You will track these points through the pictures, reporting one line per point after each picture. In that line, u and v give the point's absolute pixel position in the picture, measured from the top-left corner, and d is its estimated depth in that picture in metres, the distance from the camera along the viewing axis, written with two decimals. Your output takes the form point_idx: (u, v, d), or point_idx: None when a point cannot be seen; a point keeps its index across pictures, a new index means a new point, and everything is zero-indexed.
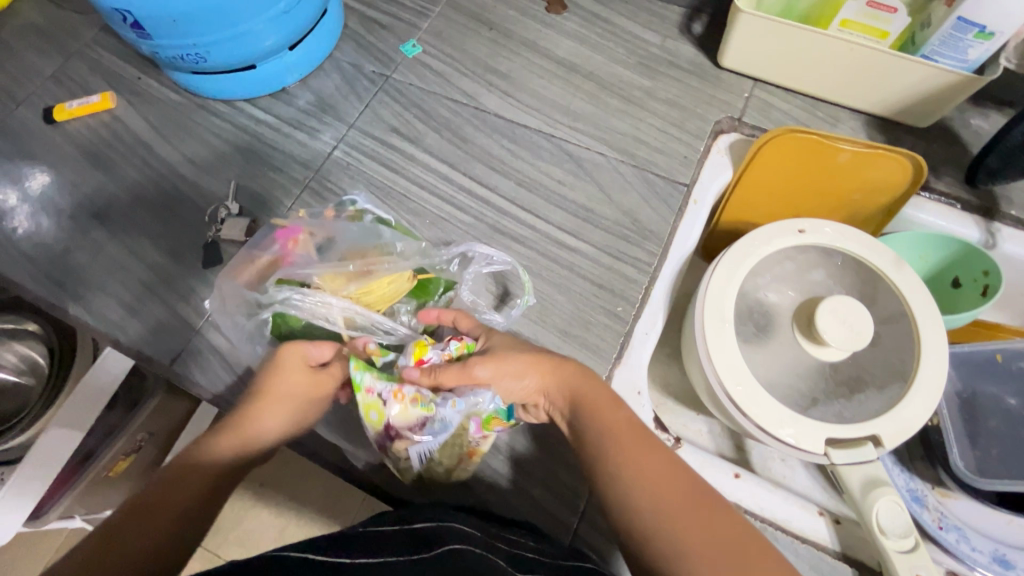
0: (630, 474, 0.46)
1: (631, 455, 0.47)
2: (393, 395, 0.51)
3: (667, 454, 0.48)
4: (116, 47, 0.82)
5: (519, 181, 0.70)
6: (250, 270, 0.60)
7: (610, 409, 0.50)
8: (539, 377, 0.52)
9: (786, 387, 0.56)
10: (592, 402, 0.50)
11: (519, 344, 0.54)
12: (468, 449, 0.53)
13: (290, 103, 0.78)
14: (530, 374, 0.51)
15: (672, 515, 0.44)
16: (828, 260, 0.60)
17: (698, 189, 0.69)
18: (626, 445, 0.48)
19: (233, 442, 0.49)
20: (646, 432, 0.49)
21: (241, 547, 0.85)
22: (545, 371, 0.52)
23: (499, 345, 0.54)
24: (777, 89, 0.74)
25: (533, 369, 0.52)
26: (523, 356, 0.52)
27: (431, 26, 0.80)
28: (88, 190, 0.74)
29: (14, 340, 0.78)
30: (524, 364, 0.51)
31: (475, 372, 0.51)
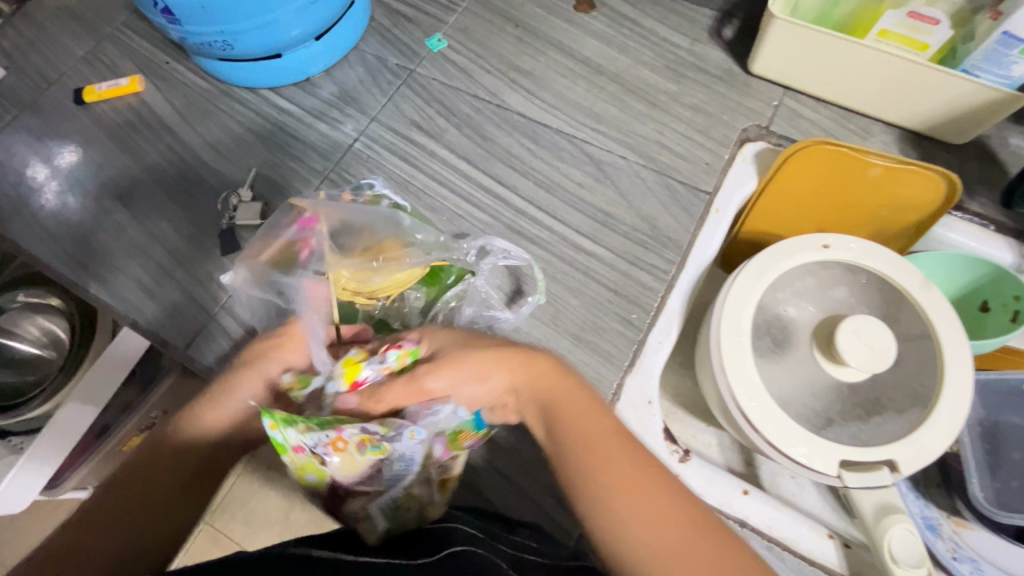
0: (620, 497, 0.42)
1: (625, 477, 0.43)
2: (331, 450, 0.44)
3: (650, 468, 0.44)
4: (146, 31, 0.83)
5: (538, 182, 0.69)
6: (269, 251, 0.57)
7: (598, 423, 0.46)
8: (508, 375, 0.46)
9: (801, 406, 0.55)
10: (571, 415, 0.46)
11: (475, 342, 0.48)
12: (443, 467, 0.52)
13: (313, 94, 0.78)
14: (495, 375, 0.46)
15: (661, 541, 0.41)
16: (852, 277, 0.58)
17: (721, 197, 0.67)
18: (606, 461, 0.44)
19: (208, 422, 0.49)
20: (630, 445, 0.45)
21: (246, 525, 0.84)
22: (513, 369, 0.46)
23: (449, 346, 0.47)
24: (808, 98, 0.72)
25: (498, 372, 0.46)
26: (487, 354, 0.46)
27: (457, 20, 0.80)
28: (113, 171, 0.75)
29: (35, 313, 0.70)
30: (486, 367, 0.46)
31: (425, 384, 0.45)
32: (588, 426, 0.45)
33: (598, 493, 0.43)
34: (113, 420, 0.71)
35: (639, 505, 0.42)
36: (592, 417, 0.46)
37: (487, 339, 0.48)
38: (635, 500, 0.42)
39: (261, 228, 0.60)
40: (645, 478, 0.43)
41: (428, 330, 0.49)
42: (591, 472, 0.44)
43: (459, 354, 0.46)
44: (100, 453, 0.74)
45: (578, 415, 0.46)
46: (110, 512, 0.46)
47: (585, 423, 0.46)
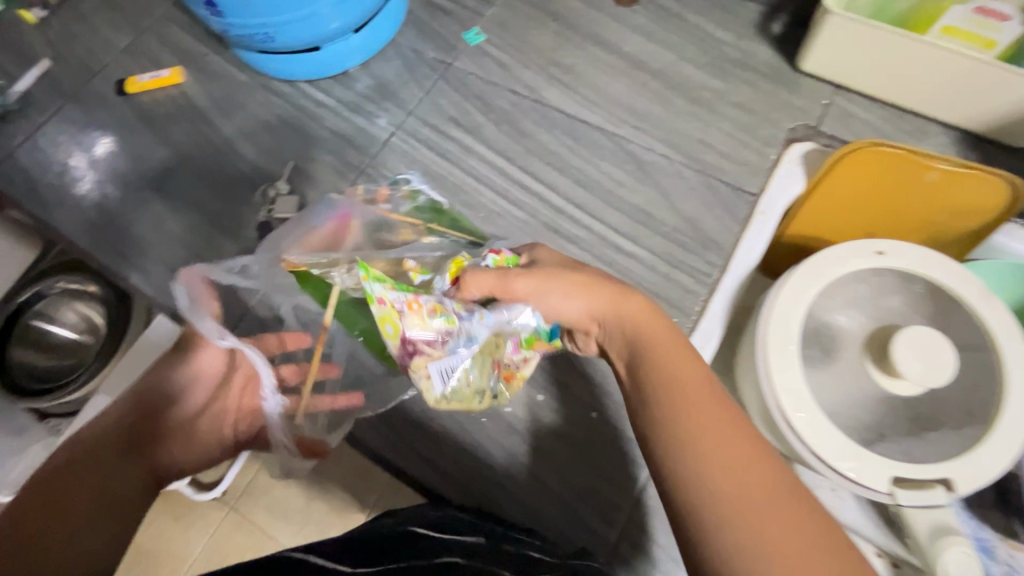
0: (703, 437, 0.37)
1: (697, 407, 0.38)
2: (412, 309, 0.45)
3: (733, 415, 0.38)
4: (186, 23, 0.83)
5: (577, 180, 0.68)
6: (308, 240, 0.54)
7: (680, 359, 0.41)
8: (595, 295, 0.45)
9: (850, 417, 0.53)
10: (649, 337, 0.42)
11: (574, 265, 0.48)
12: (508, 370, 0.54)
13: (350, 87, 0.77)
14: (581, 292, 0.45)
15: (739, 484, 0.35)
16: (906, 286, 0.56)
17: (766, 200, 0.64)
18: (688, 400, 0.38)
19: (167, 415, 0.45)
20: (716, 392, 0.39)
21: (270, 512, 0.83)
22: (602, 290, 0.45)
23: (546, 262, 0.48)
24: (860, 98, 0.69)
25: (588, 287, 0.45)
26: (578, 273, 0.45)
27: (495, 14, 0.79)
28: (153, 162, 0.76)
29: (76, 300, 0.76)
30: (575, 283, 0.45)
31: (514, 285, 0.44)
32: (663, 349, 0.41)
33: (668, 418, 0.38)
34: None
35: (715, 445, 0.36)
36: (660, 337, 0.42)
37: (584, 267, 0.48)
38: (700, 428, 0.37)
39: (290, 221, 0.56)
40: (720, 420, 0.38)
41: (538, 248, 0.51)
42: (674, 403, 0.38)
43: (564, 266, 0.47)
44: None
45: (651, 333, 0.43)
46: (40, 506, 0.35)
47: (662, 347, 0.42)
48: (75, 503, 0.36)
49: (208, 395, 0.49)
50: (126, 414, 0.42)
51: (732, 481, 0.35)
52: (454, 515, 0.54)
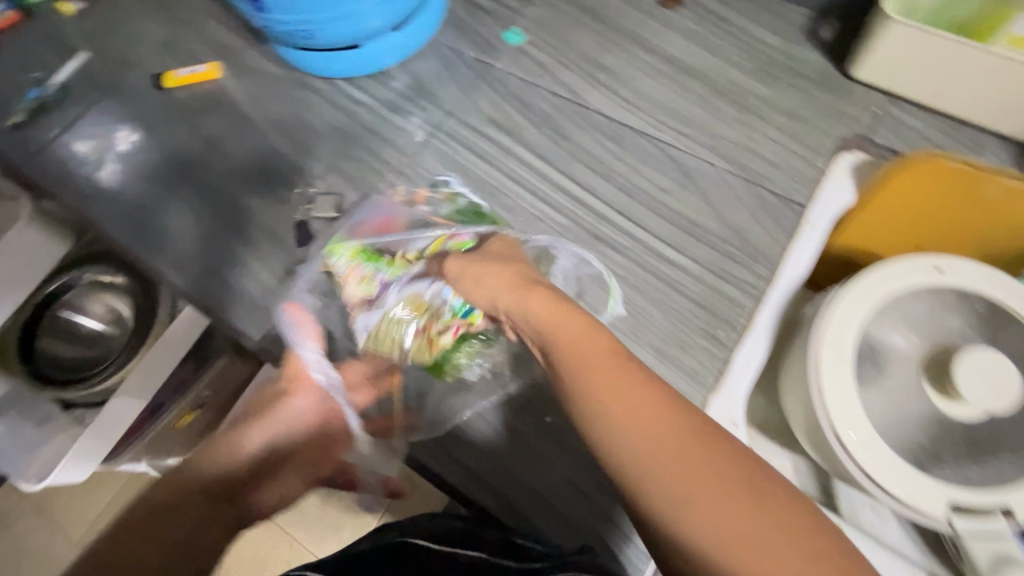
0: (610, 408, 0.37)
1: (608, 383, 0.38)
2: (345, 275, 0.55)
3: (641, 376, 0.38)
4: (222, 17, 0.83)
5: (620, 186, 0.66)
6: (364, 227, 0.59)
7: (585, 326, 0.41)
8: (506, 274, 0.47)
9: (908, 440, 0.52)
10: (552, 313, 0.43)
11: (507, 256, 0.51)
12: (427, 339, 0.55)
13: (387, 85, 0.76)
14: (493, 271, 0.48)
15: (645, 446, 0.36)
16: (966, 305, 0.54)
17: (816, 211, 0.63)
18: (590, 367, 0.39)
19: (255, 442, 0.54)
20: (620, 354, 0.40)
21: None
22: (516, 271, 0.47)
23: (488, 247, 0.52)
24: (914, 107, 0.67)
25: (507, 274, 0.48)
26: (500, 257, 0.49)
27: (536, 14, 0.77)
28: (189, 158, 0.76)
29: (104, 292, 0.83)
30: (494, 267, 0.48)
31: (446, 265, 0.51)
32: (570, 320, 0.42)
33: (578, 390, 0.39)
34: (167, 400, 0.83)
35: (638, 424, 0.36)
36: (564, 314, 0.43)
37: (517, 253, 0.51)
38: (620, 406, 0.37)
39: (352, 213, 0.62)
40: (640, 394, 0.37)
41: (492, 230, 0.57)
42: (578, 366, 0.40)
43: (497, 256, 0.50)
44: (155, 429, 0.85)
45: (546, 311, 0.43)
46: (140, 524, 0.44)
47: (563, 318, 0.43)
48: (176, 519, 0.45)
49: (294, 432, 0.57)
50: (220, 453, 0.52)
51: (637, 440, 0.36)
52: (467, 528, 0.54)
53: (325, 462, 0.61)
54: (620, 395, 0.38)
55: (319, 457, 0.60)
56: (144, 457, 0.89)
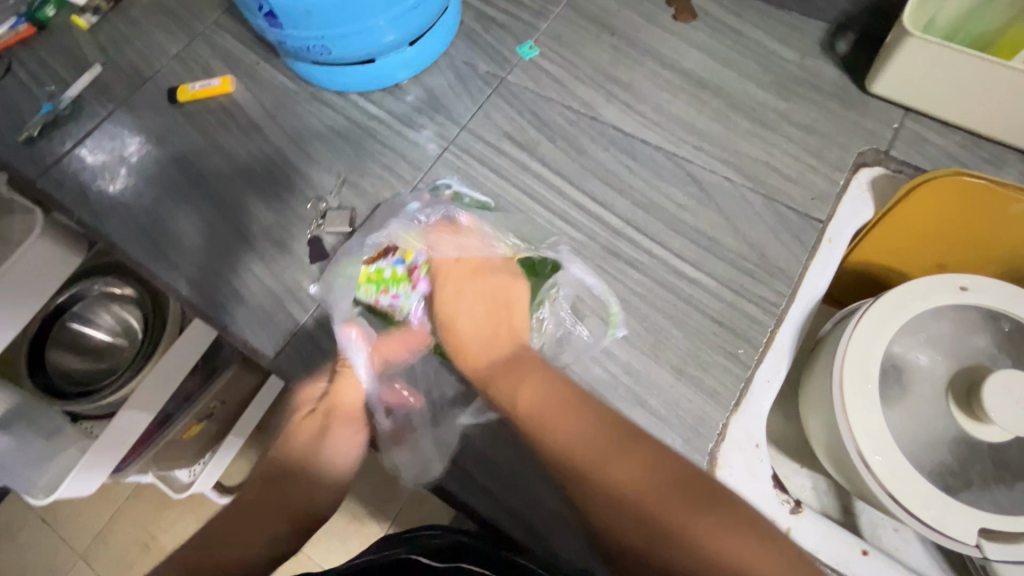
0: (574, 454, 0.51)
1: (571, 430, 0.52)
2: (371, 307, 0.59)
3: (590, 420, 0.52)
4: (236, 31, 0.83)
5: (637, 201, 0.66)
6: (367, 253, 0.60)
7: (534, 380, 0.55)
8: (474, 340, 0.60)
9: (936, 462, 0.51)
10: (505, 381, 0.57)
11: (467, 304, 0.61)
12: None
13: (401, 99, 0.76)
14: (467, 339, 0.60)
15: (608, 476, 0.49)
16: (993, 325, 0.53)
17: (834, 227, 0.63)
18: (551, 422, 0.52)
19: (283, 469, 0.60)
20: (571, 402, 0.53)
21: None
22: (478, 336, 0.60)
23: (448, 297, 0.62)
24: (933, 122, 0.66)
25: (477, 337, 0.60)
26: (461, 320, 0.61)
27: (550, 27, 0.77)
28: (202, 172, 0.75)
29: (114, 303, 0.83)
30: (465, 335, 0.61)
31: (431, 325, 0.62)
32: (518, 381, 0.56)
33: (549, 438, 0.52)
34: (177, 408, 0.83)
35: (573, 445, 0.51)
36: (526, 382, 0.56)
37: (467, 299, 0.61)
38: (557, 435, 0.52)
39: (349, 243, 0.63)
40: (594, 437, 0.51)
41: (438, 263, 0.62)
42: (540, 422, 0.53)
43: (458, 318, 0.61)
44: (162, 439, 0.83)
45: (505, 379, 0.57)
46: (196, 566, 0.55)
47: (515, 377, 0.56)
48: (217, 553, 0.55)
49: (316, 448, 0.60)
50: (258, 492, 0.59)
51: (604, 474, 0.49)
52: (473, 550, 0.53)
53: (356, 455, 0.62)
54: (558, 425, 0.52)
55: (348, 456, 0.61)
56: (151, 467, 0.88)
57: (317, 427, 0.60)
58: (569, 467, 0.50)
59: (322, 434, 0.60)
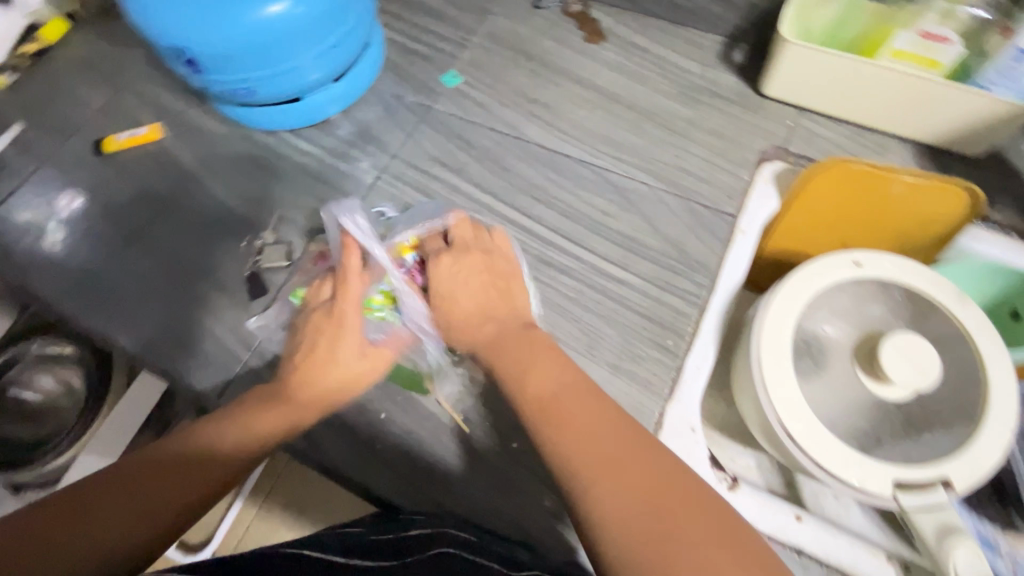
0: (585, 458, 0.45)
1: (585, 433, 0.46)
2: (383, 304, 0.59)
3: (610, 420, 0.47)
4: (162, 79, 0.84)
5: (564, 212, 0.70)
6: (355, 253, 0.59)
7: (548, 374, 0.51)
8: (477, 314, 0.57)
9: (849, 426, 0.55)
10: (511, 357, 0.54)
11: (469, 278, 0.59)
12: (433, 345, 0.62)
13: (332, 134, 0.79)
14: (475, 315, 0.58)
15: (621, 488, 0.42)
16: (886, 294, 0.59)
17: (746, 219, 0.67)
18: (565, 417, 0.48)
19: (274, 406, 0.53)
20: (588, 399, 0.49)
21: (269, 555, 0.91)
22: (484, 309, 0.57)
23: (445, 277, 0.59)
24: (821, 118, 0.73)
25: (478, 310, 0.57)
26: (461, 298, 0.58)
27: (470, 57, 0.81)
28: (134, 221, 0.75)
29: (53, 365, 0.81)
30: (471, 315, 0.58)
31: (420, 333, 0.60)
32: (532, 365, 0.52)
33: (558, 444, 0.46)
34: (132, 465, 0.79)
35: (587, 438, 0.46)
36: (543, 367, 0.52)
37: (467, 271, 0.59)
38: (577, 433, 0.46)
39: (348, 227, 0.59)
40: (612, 440, 0.46)
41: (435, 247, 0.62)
42: (550, 423, 0.48)
43: (458, 295, 0.58)
44: None
45: (524, 360, 0.53)
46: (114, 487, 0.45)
47: (536, 362, 0.53)
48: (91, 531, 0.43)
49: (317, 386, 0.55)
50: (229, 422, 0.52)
51: (615, 484, 0.43)
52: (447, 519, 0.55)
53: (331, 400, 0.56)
54: (579, 426, 0.47)
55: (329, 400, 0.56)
56: None
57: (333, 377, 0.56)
58: (575, 470, 0.44)
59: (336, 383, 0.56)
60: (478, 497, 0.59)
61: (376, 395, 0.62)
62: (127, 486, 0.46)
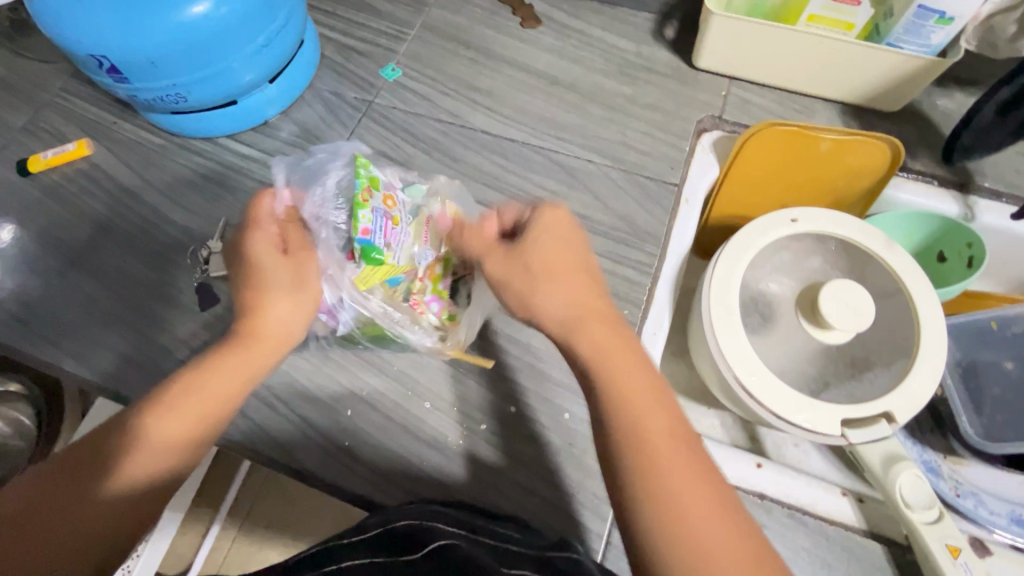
0: (659, 485, 0.40)
1: (662, 451, 0.42)
2: (382, 203, 0.55)
3: (678, 432, 0.43)
4: (87, 93, 0.80)
5: (514, 195, 0.70)
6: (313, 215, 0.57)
7: (635, 379, 0.45)
8: (572, 294, 0.49)
9: (798, 373, 0.58)
10: (614, 366, 0.45)
11: (567, 253, 0.50)
12: (411, 301, 0.58)
13: (273, 136, 0.77)
14: (572, 295, 0.49)
15: (687, 518, 0.39)
16: (822, 246, 0.62)
17: (688, 188, 0.70)
18: (645, 435, 0.42)
19: (216, 382, 0.50)
20: (667, 414, 0.44)
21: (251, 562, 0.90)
22: (579, 295, 0.49)
23: (548, 245, 0.50)
24: (752, 85, 0.76)
25: (573, 289, 0.49)
26: (567, 266, 0.50)
27: (408, 49, 0.81)
28: (70, 242, 0.72)
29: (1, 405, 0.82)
30: (569, 293, 0.49)
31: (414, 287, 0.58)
32: (628, 379, 0.45)
33: (634, 470, 0.41)
34: None
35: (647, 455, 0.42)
36: (629, 371, 0.45)
37: (565, 243, 0.51)
38: (653, 459, 0.41)
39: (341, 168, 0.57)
40: (673, 449, 0.42)
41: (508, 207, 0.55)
42: (630, 436, 0.42)
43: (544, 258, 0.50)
44: None
45: (622, 366, 0.45)
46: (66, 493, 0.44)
47: (631, 376, 0.45)
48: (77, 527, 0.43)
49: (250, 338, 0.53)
50: (169, 412, 0.48)
51: (676, 504, 0.40)
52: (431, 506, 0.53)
53: (268, 352, 0.53)
54: (655, 445, 0.42)
55: (266, 354, 0.53)
56: None
57: (268, 328, 0.53)
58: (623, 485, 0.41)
59: (272, 340, 0.53)
60: (450, 483, 0.58)
61: (342, 393, 0.62)
62: (80, 495, 0.44)
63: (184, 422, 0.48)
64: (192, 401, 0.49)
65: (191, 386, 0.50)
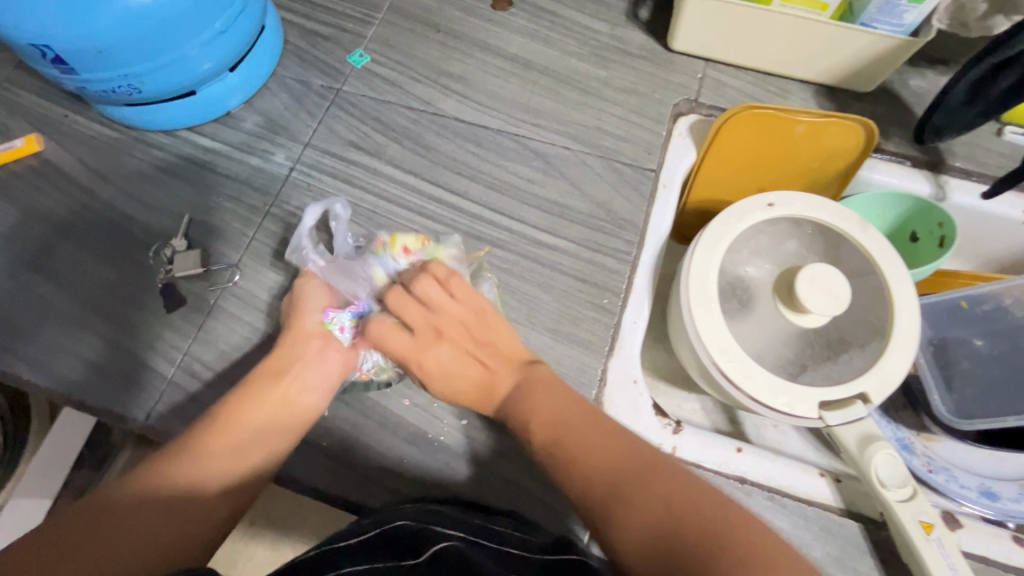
0: (600, 484, 0.48)
1: (598, 452, 0.49)
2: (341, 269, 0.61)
3: (609, 430, 0.50)
4: (33, 84, 0.75)
5: (489, 184, 0.69)
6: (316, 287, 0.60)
7: (552, 408, 0.52)
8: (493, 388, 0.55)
9: (777, 356, 0.59)
10: (544, 406, 0.52)
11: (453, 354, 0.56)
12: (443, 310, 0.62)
13: (237, 127, 0.74)
14: (491, 387, 0.55)
15: (639, 499, 0.46)
16: (799, 229, 0.62)
17: (666, 173, 0.69)
18: (580, 443, 0.50)
19: (248, 411, 0.53)
20: (599, 420, 0.51)
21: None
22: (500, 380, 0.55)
23: (429, 363, 0.56)
24: (728, 68, 0.75)
25: (476, 390, 0.56)
26: (461, 374, 0.56)
27: (376, 33, 0.78)
28: (23, 243, 0.68)
29: None
30: (487, 389, 0.55)
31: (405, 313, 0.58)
32: (550, 408, 0.52)
33: (575, 467, 0.49)
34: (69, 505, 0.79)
35: (596, 464, 0.48)
36: (562, 402, 0.52)
37: (446, 350, 0.56)
38: (587, 464, 0.49)
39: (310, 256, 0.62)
40: (612, 449, 0.49)
41: (394, 333, 0.57)
42: (572, 450, 0.50)
43: (444, 384, 0.56)
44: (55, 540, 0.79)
45: (551, 406, 0.52)
46: (104, 518, 0.45)
47: (564, 410, 0.52)
48: (120, 540, 0.44)
49: (274, 371, 0.56)
50: (207, 438, 0.51)
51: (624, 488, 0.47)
52: (418, 506, 0.52)
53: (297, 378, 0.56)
54: (586, 454, 0.49)
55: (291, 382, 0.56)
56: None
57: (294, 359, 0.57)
58: (599, 498, 0.47)
59: (296, 369, 0.57)
60: (433, 480, 0.58)
61: None
62: (120, 516, 0.45)
63: (219, 445, 0.51)
64: (225, 427, 0.52)
65: (223, 417, 0.53)
